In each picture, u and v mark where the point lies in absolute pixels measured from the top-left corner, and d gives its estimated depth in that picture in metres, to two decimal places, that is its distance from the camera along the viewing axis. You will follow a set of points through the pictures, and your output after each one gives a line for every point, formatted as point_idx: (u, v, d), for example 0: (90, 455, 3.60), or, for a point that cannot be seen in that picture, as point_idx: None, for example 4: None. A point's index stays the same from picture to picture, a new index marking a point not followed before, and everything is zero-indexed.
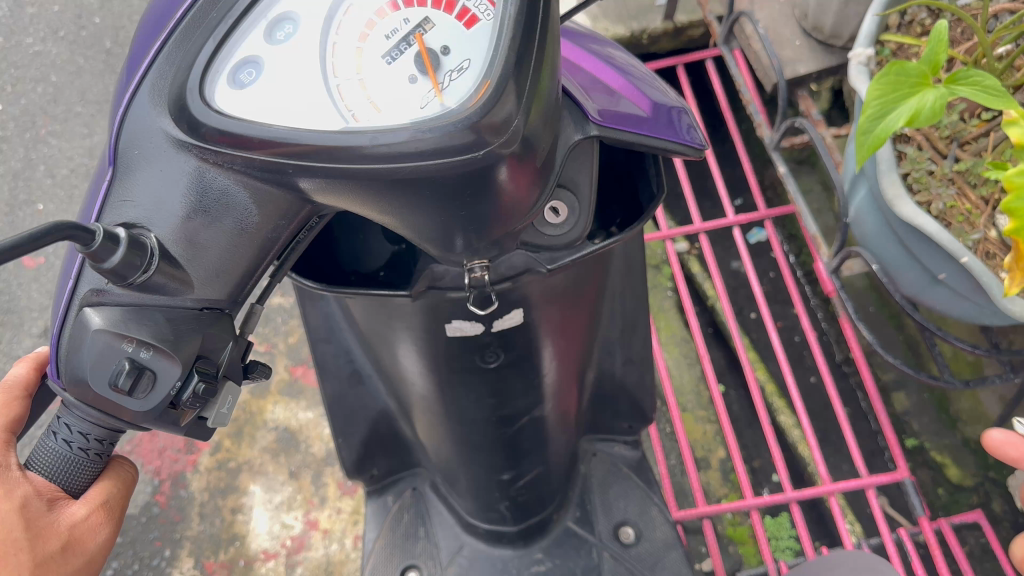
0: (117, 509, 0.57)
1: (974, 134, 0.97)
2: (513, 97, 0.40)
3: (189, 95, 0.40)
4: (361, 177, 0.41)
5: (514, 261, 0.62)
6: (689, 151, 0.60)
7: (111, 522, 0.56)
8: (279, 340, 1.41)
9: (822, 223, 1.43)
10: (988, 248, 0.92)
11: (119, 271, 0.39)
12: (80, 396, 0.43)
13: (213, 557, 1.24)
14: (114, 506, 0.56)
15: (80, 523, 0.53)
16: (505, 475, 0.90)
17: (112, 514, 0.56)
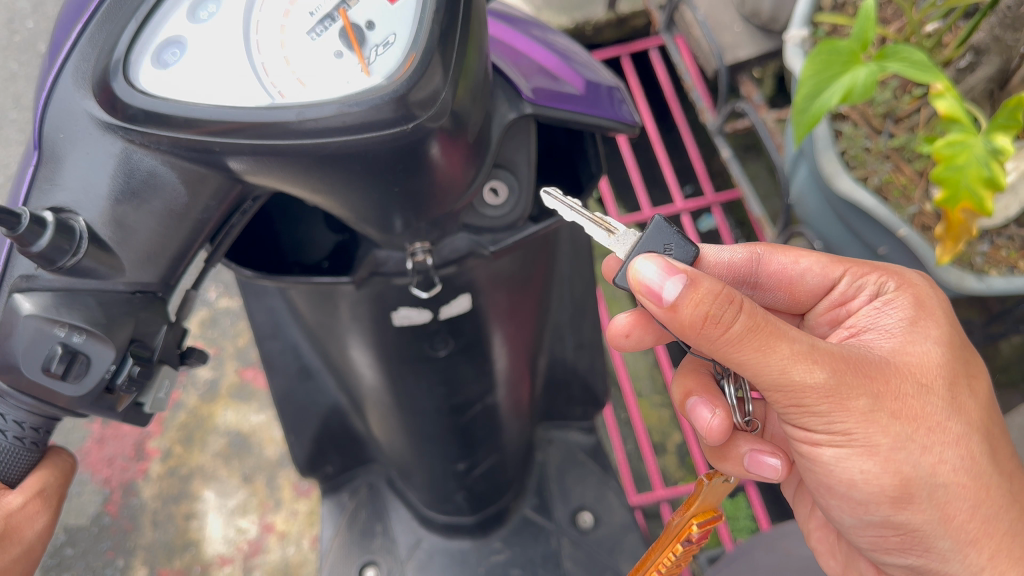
0: (55, 497, 0.56)
1: (907, 111, 1.00)
2: (440, 70, 0.40)
3: (112, 76, 0.39)
4: (289, 154, 0.41)
5: (457, 244, 0.63)
6: (622, 127, 0.60)
7: (48, 509, 0.56)
8: (228, 342, 1.39)
9: (770, 207, 1.45)
10: (925, 221, 0.95)
11: (47, 255, 0.38)
12: (13, 382, 0.42)
13: (168, 564, 1.22)
14: (51, 495, 0.56)
15: (16, 512, 0.53)
16: (460, 465, 0.89)
17: (50, 502, 0.56)
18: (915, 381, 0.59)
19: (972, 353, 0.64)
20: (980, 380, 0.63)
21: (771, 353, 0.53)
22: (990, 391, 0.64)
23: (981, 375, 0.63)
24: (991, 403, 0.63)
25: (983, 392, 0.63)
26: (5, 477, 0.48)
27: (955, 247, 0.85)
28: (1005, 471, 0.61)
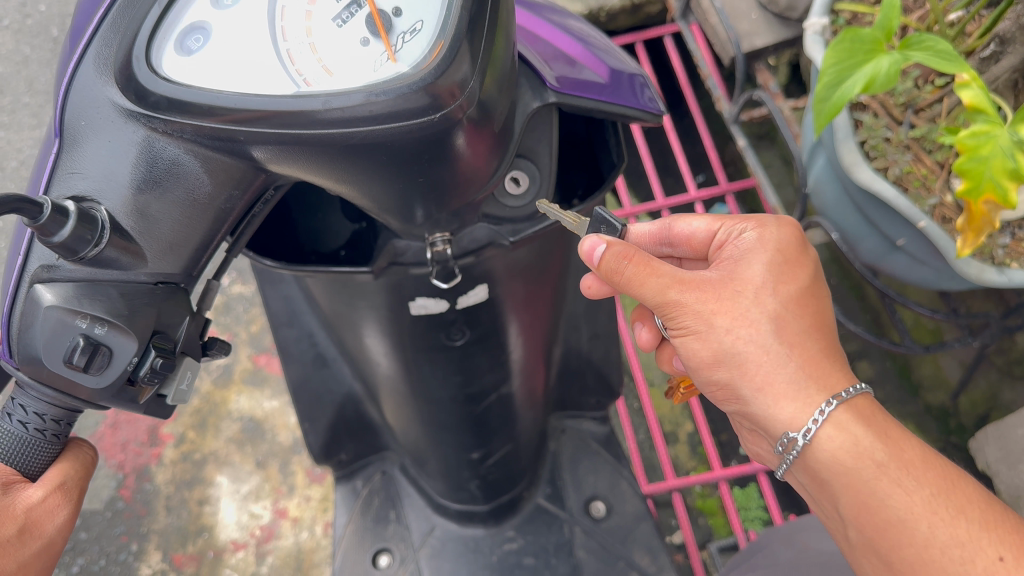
0: (77, 491, 0.52)
1: (929, 101, 0.98)
2: (468, 59, 0.39)
3: (135, 64, 0.38)
4: (313, 143, 0.40)
5: (476, 234, 0.62)
6: (647, 117, 0.60)
7: (70, 504, 0.52)
8: (241, 329, 1.39)
9: (783, 196, 1.45)
10: (944, 212, 0.94)
11: (69, 245, 0.37)
12: (35, 375, 0.41)
13: (181, 550, 1.22)
14: (73, 489, 0.51)
15: (36, 506, 0.49)
16: (474, 454, 0.89)
17: (70, 496, 0.51)
18: (729, 283, 0.60)
19: (805, 259, 0.62)
20: (810, 284, 0.62)
21: (648, 283, 0.59)
22: (820, 295, 0.62)
23: (811, 279, 0.62)
24: (820, 305, 0.62)
25: (807, 287, 0.61)
26: (26, 471, 0.48)
27: (976, 240, 0.84)
28: (816, 350, 0.59)
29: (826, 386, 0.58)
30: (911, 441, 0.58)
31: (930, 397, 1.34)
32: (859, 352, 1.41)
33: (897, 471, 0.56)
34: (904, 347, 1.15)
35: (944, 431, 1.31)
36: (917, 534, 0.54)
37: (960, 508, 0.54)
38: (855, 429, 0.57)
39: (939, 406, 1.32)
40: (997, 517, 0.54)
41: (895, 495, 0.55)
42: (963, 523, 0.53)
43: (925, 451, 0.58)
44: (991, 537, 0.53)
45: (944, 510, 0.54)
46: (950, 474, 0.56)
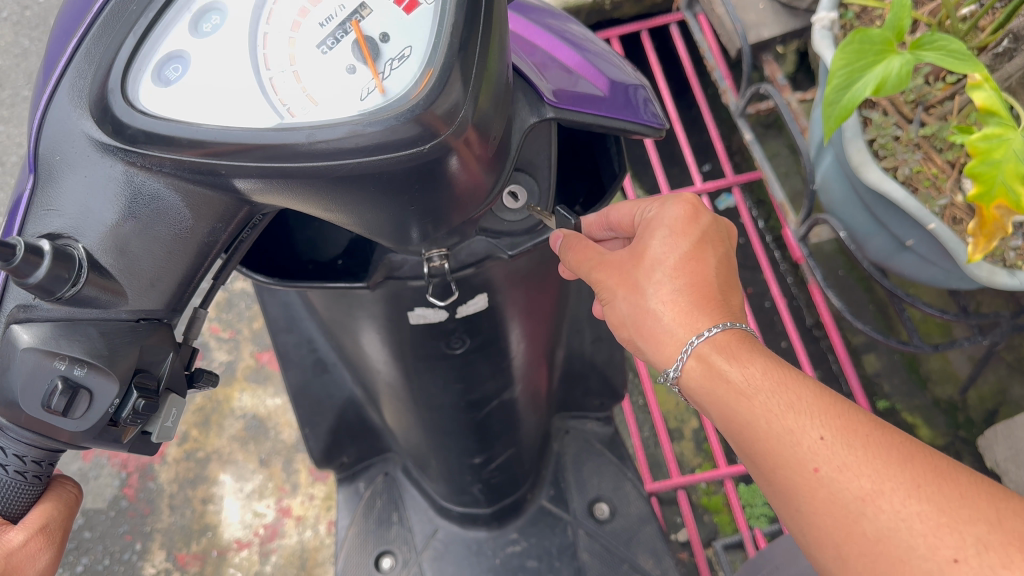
0: (60, 533, 0.49)
1: (940, 97, 0.96)
2: (460, 83, 0.37)
3: (110, 96, 0.37)
4: (300, 175, 0.39)
5: (474, 248, 0.60)
6: (648, 130, 0.58)
7: (53, 547, 0.48)
8: (243, 325, 1.38)
9: (790, 187, 1.43)
10: (954, 213, 0.92)
11: (45, 286, 0.36)
12: (13, 419, 0.39)
13: (185, 549, 1.22)
14: (56, 531, 0.48)
15: (18, 552, 0.45)
16: (476, 459, 0.88)
17: (54, 538, 0.48)
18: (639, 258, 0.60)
19: (693, 225, 0.61)
20: (695, 244, 0.60)
21: (580, 266, 0.61)
22: (709, 254, 0.60)
23: (695, 240, 0.60)
24: (707, 262, 0.60)
25: (690, 249, 0.59)
26: (7, 514, 0.45)
27: (988, 245, 0.82)
28: (687, 301, 0.57)
29: (690, 326, 0.57)
30: (757, 349, 0.56)
31: (938, 391, 1.32)
32: (866, 345, 1.39)
33: (739, 382, 0.55)
34: (914, 345, 1.12)
35: (952, 426, 1.29)
36: (762, 439, 0.53)
37: (792, 404, 0.53)
38: (702, 354, 0.56)
39: (947, 400, 1.30)
40: (837, 405, 0.52)
41: (739, 407, 0.54)
42: (796, 417, 0.52)
43: (774, 357, 0.56)
44: (822, 425, 0.51)
45: (778, 409, 0.53)
46: (788, 377, 0.54)
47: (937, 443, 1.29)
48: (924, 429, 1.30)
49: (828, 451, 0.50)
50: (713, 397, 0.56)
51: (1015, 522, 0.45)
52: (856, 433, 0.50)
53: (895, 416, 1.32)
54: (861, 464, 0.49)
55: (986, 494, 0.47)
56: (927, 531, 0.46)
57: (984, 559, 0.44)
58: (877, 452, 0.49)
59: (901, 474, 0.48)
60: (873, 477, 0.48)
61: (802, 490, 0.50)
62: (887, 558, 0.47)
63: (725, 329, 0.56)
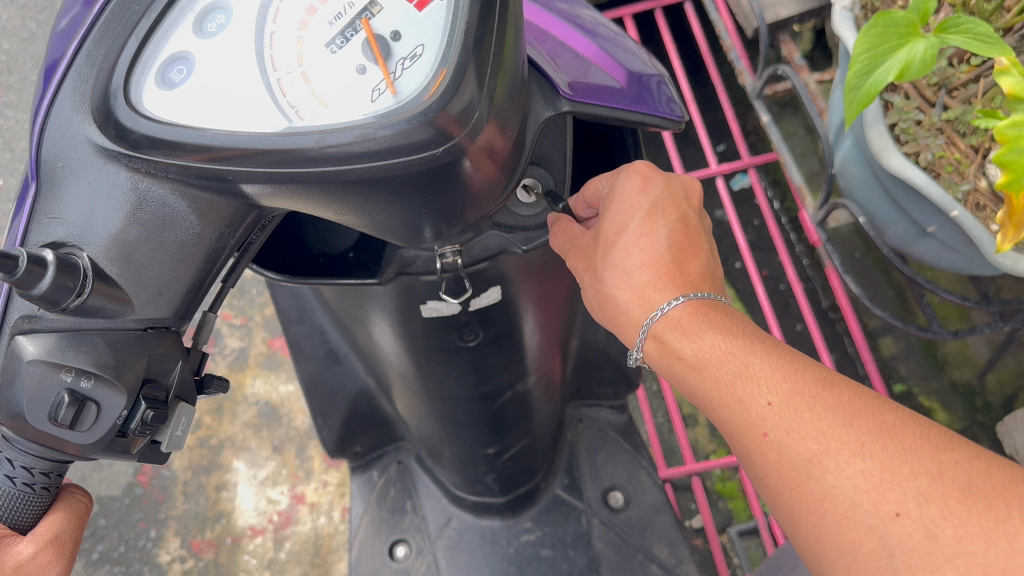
0: (71, 544, 0.49)
1: (964, 80, 0.93)
2: (475, 80, 0.36)
3: (114, 100, 0.37)
4: (311, 180, 0.38)
5: (488, 242, 0.59)
6: (666, 123, 0.56)
7: (63, 558, 0.48)
8: (255, 311, 1.37)
9: (806, 168, 1.40)
10: (978, 199, 0.89)
11: (50, 296, 0.36)
12: (19, 431, 0.40)
13: (199, 536, 1.22)
14: (66, 542, 0.48)
15: (27, 564, 0.46)
16: (489, 449, 0.86)
17: (64, 550, 0.48)
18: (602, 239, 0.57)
19: (642, 196, 0.57)
20: (644, 217, 0.57)
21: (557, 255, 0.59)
22: (659, 225, 0.57)
23: (644, 213, 0.57)
24: (658, 234, 0.57)
25: (639, 224, 0.57)
26: (17, 527, 0.45)
27: (1017, 235, 0.80)
28: (640, 281, 0.56)
29: (646, 304, 0.56)
30: (711, 313, 0.54)
31: (955, 374, 1.30)
32: (882, 328, 1.36)
33: (692, 353, 0.53)
34: (933, 332, 1.09)
35: (970, 410, 1.27)
36: (718, 408, 0.52)
37: (742, 371, 0.51)
38: (656, 327, 0.55)
39: (965, 384, 1.28)
40: (789, 366, 0.51)
41: (694, 379, 0.53)
42: (745, 384, 0.51)
43: (732, 318, 0.54)
44: (771, 390, 0.50)
45: (730, 377, 0.51)
46: (742, 343, 0.52)
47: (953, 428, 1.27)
48: (941, 414, 1.28)
49: (777, 416, 0.49)
50: (672, 368, 0.55)
51: (960, 474, 0.44)
52: (804, 395, 0.49)
53: (912, 400, 1.30)
54: (810, 427, 0.48)
55: (933, 446, 0.45)
56: (870, 487, 0.45)
57: (926, 514, 0.43)
58: (825, 412, 0.48)
59: (847, 434, 0.47)
60: (821, 438, 0.47)
61: (755, 455, 0.50)
62: (834, 517, 0.45)
63: (685, 300, 0.54)
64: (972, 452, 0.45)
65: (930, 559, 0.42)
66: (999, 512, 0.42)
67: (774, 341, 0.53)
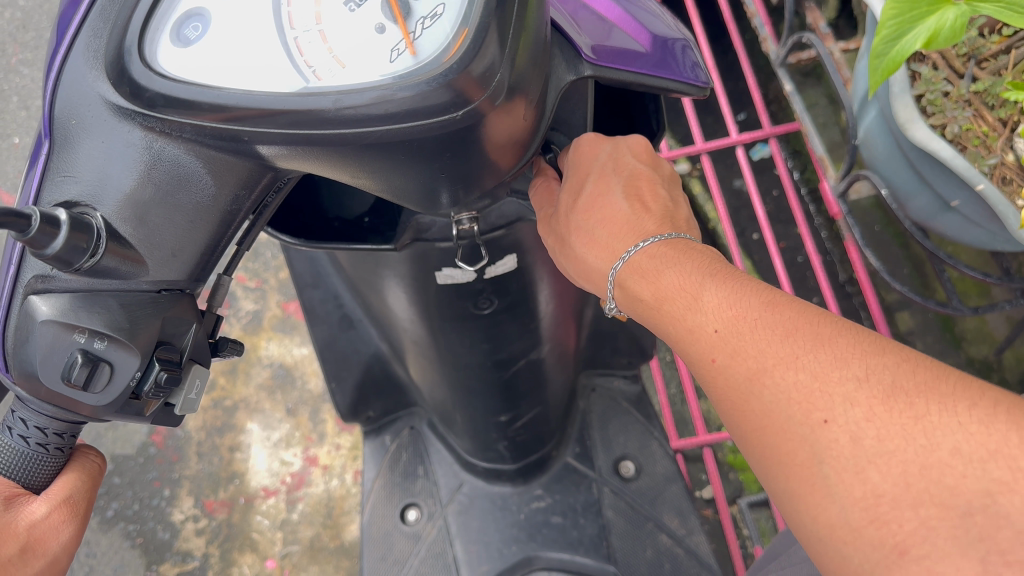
0: (85, 505, 0.49)
1: (994, 51, 0.91)
2: (496, 41, 0.35)
3: (127, 57, 0.36)
4: (327, 142, 0.37)
5: (505, 210, 0.60)
6: (691, 90, 0.55)
7: (76, 518, 0.49)
8: (269, 275, 1.37)
9: (827, 138, 1.38)
10: (1005, 173, 0.87)
11: (63, 257, 0.35)
12: (33, 390, 0.40)
13: (213, 496, 1.23)
14: (79, 503, 0.48)
15: (40, 523, 0.46)
16: (502, 417, 0.86)
17: (78, 510, 0.48)
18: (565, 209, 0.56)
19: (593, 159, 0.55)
20: (596, 179, 0.55)
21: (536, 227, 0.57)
22: (613, 183, 0.55)
23: (597, 176, 0.55)
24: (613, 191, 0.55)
25: (591, 187, 0.55)
26: (29, 485, 0.45)
27: None
28: (605, 236, 0.55)
29: (609, 257, 0.55)
30: (669, 251, 0.53)
31: (973, 350, 1.28)
32: (900, 303, 1.35)
33: (651, 291, 0.52)
34: (951, 308, 1.08)
35: None
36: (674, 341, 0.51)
37: (692, 301, 0.50)
38: (622, 273, 0.54)
39: (982, 360, 1.27)
40: (734, 295, 0.49)
41: (655, 317, 0.52)
42: (695, 314, 0.50)
43: (685, 249, 0.53)
44: (717, 317, 0.49)
45: (681, 309, 0.50)
46: (695, 275, 0.51)
47: None
48: None
49: (722, 342, 0.48)
50: (637, 308, 0.54)
51: (887, 376, 0.42)
52: (747, 319, 0.48)
53: None
54: (750, 348, 0.46)
55: (864, 352, 0.44)
56: (801, 398, 0.43)
57: (852, 417, 0.42)
58: (764, 332, 0.47)
59: (782, 349, 0.45)
60: (760, 357, 0.46)
61: (707, 382, 0.49)
62: (775, 432, 0.44)
63: (648, 242, 0.53)
64: (902, 355, 0.43)
65: (855, 461, 0.41)
66: (918, 410, 0.41)
67: (725, 268, 0.51)
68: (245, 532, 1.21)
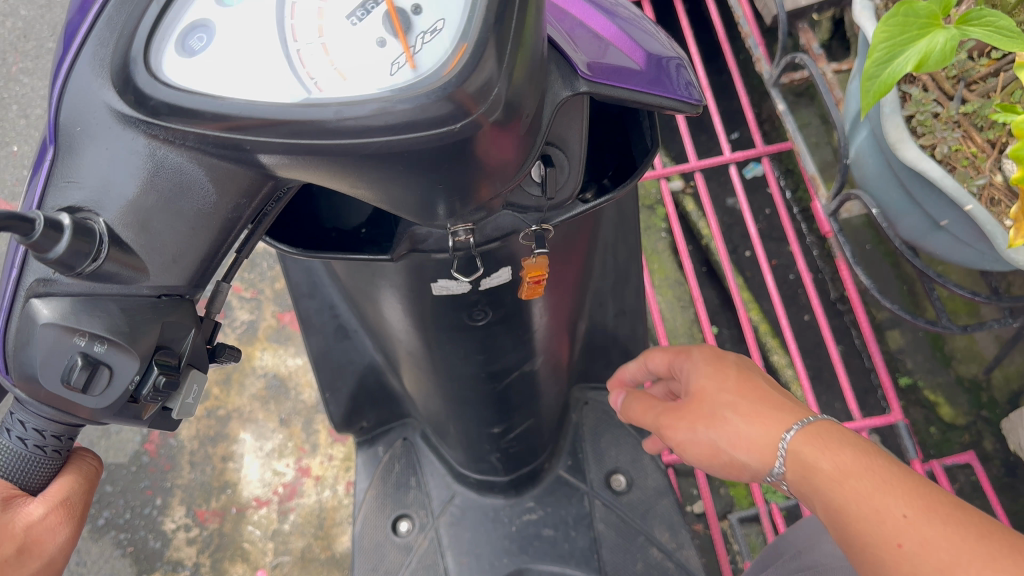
0: (82, 507, 0.51)
1: (983, 74, 0.93)
2: (494, 58, 0.36)
3: (133, 66, 0.37)
4: (327, 152, 0.38)
5: (500, 222, 0.60)
6: (685, 107, 0.56)
7: (73, 519, 0.50)
8: (265, 285, 1.38)
9: (820, 157, 1.39)
10: (993, 194, 0.89)
11: (65, 260, 0.36)
12: (32, 393, 0.41)
13: (205, 505, 1.23)
14: (77, 505, 0.50)
15: (37, 524, 0.48)
16: (495, 429, 0.86)
17: (75, 512, 0.50)
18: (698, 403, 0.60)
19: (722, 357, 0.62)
20: (730, 366, 0.61)
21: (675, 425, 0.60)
22: (753, 373, 0.60)
23: (730, 365, 0.61)
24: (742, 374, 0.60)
25: (730, 371, 0.60)
26: (25, 488, 0.46)
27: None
28: (749, 404, 0.57)
29: (769, 428, 0.55)
30: (840, 433, 0.53)
31: (962, 369, 1.29)
32: (890, 321, 1.36)
33: (831, 467, 0.51)
34: (941, 326, 1.09)
35: (975, 405, 1.27)
36: (852, 523, 0.49)
37: (880, 485, 0.50)
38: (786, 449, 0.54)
39: (971, 379, 1.28)
40: (926, 487, 0.49)
41: (832, 492, 0.51)
42: (881, 496, 0.49)
43: (850, 435, 0.53)
44: (907, 503, 0.48)
45: (868, 489, 0.50)
46: (879, 462, 0.51)
47: (957, 423, 1.27)
48: (945, 408, 1.28)
49: (914, 531, 0.47)
50: (808, 486, 0.52)
51: None
52: (939, 510, 0.48)
53: (916, 393, 1.31)
54: (946, 546, 0.46)
55: None
56: None
57: None
58: (958, 528, 0.47)
59: (985, 551, 0.45)
60: (956, 556, 0.46)
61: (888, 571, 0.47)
62: None
63: (804, 423, 0.54)
64: None
65: None
66: None
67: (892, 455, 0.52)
68: (237, 542, 1.21)
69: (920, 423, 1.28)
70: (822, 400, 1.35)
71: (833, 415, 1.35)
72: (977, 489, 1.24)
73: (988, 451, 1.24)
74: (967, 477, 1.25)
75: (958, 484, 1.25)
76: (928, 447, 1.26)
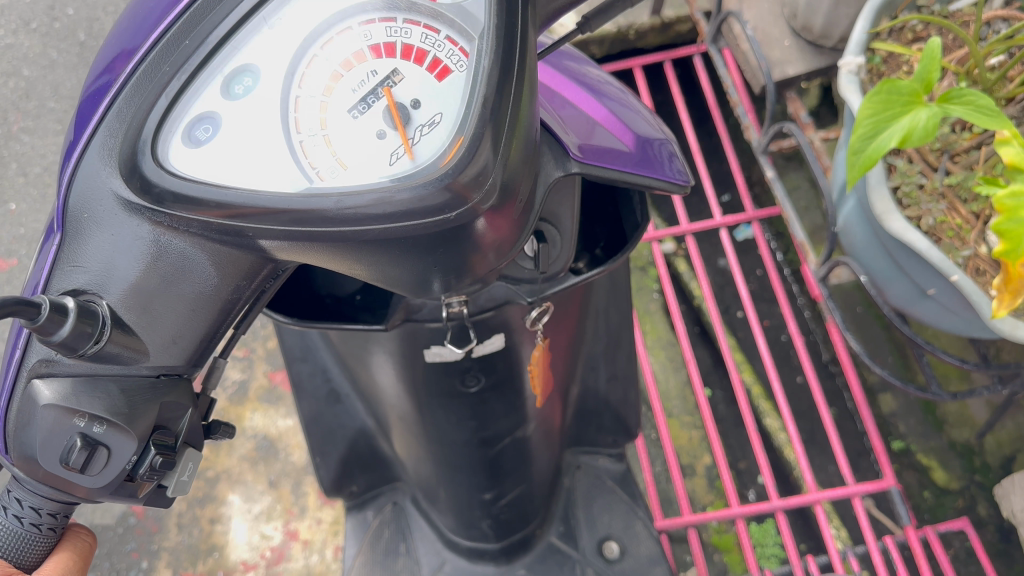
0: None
1: (966, 147, 0.95)
2: (491, 146, 0.37)
3: (140, 155, 0.38)
4: (327, 237, 0.39)
5: (495, 292, 0.61)
6: (673, 187, 0.57)
7: None
8: (258, 345, 1.39)
9: (809, 221, 1.41)
10: (979, 265, 0.91)
11: (69, 343, 0.37)
12: (30, 472, 0.41)
13: (191, 569, 1.21)
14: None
15: None
16: (486, 495, 0.85)
17: None
18: None
19: None
20: None
21: None
22: None
23: None
24: None
25: None
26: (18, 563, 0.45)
27: (1012, 301, 0.81)
28: None
29: None
30: None
31: (955, 433, 1.29)
32: (882, 384, 1.36)
33: None
34: (931, 392, 1.09)
35: (968, 470, 1.26)
36: None
37: None
38: None
39: (964, 443, 1.28)
40: None
41: None
42: None
43: None
44: None
45: None
46: None
47: (951, 487, 1.26)
48: (938, 472, 1.27)
49: None
50: None
51: None
52: None
53: (909, 458, 1.30)
54: None
55: None
56: None
57: None
58: None
59: None
60: None
61: None
62: None
63: None
64: None
65: None
66: None
67: None
68: None
69: (915, 487, 1.28)
70: (816, 463, 1.34)
71: (828, 479, 1.34)
72: (972, 555, 1.23)
73: (982, 517, 1.23)
74: (962, 542, 1.24)
75: (953, 549, 1.24)
76: (921, 511, 1.26)
